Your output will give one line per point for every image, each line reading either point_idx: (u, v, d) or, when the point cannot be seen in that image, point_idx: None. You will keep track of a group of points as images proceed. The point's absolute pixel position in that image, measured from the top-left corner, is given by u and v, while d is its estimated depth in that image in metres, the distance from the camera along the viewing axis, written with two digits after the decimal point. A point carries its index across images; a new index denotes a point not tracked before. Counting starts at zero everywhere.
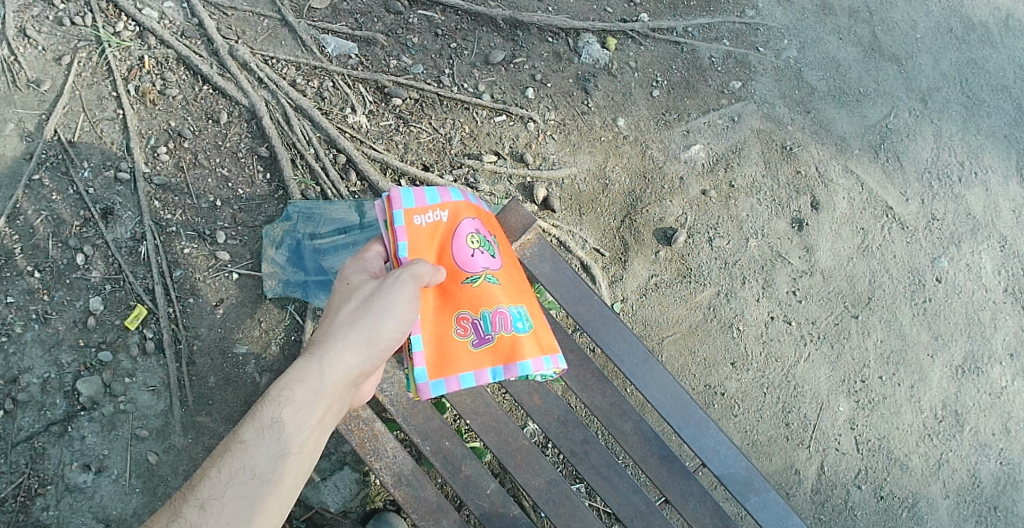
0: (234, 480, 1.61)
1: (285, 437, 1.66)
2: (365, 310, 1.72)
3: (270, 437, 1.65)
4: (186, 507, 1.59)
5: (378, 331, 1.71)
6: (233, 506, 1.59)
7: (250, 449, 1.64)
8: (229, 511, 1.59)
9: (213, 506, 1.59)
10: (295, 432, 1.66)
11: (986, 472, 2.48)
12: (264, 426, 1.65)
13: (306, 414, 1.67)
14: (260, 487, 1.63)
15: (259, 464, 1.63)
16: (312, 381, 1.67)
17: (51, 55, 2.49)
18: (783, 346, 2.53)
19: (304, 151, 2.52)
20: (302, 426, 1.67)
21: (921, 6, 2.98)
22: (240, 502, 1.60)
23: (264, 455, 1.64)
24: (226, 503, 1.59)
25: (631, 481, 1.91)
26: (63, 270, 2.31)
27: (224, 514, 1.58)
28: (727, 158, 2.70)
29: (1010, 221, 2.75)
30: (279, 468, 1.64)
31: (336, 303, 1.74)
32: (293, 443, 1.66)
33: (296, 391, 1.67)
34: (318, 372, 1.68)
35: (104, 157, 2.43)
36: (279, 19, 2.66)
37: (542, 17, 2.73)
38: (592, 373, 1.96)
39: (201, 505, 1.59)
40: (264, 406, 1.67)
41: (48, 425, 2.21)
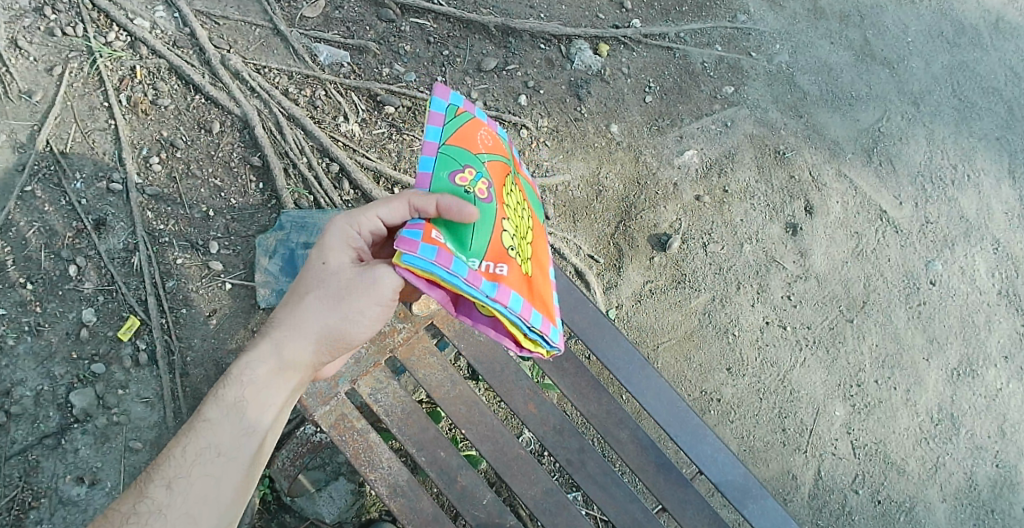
0: (199, 459, 1.67)
1: (248, 417, 1.71)
2: (332, 301, 1.71)
3: (235, 417, 1.70)
4: (151, 486, 1.64)
5: (350, 321, 1.72)
6: (199, 485, 1.65)
7: (214, 428, 1.69)
8: (195, 490, 1.65)
9: (179, 485, 1.65)
10: (259, 413, 1.72)
11: (983, 475, 2.48)
12: (227, 407, 1.70)
13: (267, 396, 1.72)
14: (226, 466, 1.68)
15: (224, 443, 1.69)
16: (279, 364, 1.71)
17: (43, 66, 2.48)
18: (779, 350, 2.53)
19: (297, 160, 2.51)
20: (264, 407, 1.72)
21: (911, 11, 2.99)
22: (206, 480, 1.66)
23: (229, 435, 1.69)
24: (192, 482, 1.65)
25: (628, 490, 1.89)
26: (56, 282, 2.30)
27: (191, 493, 1.64)
28: (720, 163, 2.70)
29: (1003, 224, 2.76)
30: (243, 447, 1.70)
31: (314, 282, 1.72)
32: (255, 424, 1.72)
33: (258, 373, 1.71)
34: (287, 356, 1.71)
35: (97, 168, 2.42)
36: (271, 28, 2.66)
37: (535, 24, 2.74)
38: (587, 381, 1.95)
39: (167, 484, 1.64)
40: (227, 387, 1.71)
41: (42, 437, 2.19)
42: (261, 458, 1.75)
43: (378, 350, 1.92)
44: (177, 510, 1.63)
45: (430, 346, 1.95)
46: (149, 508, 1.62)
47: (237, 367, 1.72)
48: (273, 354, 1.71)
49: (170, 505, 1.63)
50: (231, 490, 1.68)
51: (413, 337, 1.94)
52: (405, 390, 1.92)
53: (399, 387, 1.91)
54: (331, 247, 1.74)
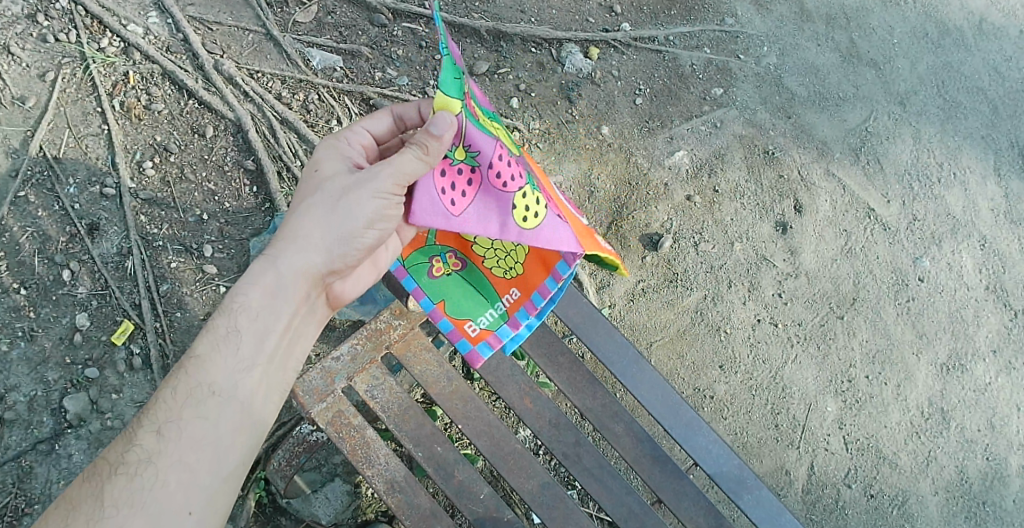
0: (191, 398, 1.68)
1: (243, 347, 1.72)
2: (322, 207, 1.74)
3: (227, 346, 1.72)
4: (142, 434, 1.65)
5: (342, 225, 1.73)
6: (190, 429, 1.66)
7: (205, 364, 1.70)
8: (187, 434, 1.65)
9: (170, 431, 1.65)
10: (251, 338, 1.73)
11: (973, 468, 2.50)
12: (217, 340, 1.72)
13: (263, 321, 1.74)
14: (220, 402, 1.69)
15: (217, 380, 1.70)
16: (269, 281, 1.74)
17: (36, 72, 2.49)
18: (771, 348, 2.56)
19: (290, 163, 2.52)
20: (262, 333, 1.74)
21: (896, 13, 3.04)
22: (198, 421, 1.66)
23: (221, 371, 1.70)
24: (183, 426, 1.65)
25: (624, 483, 1.91)
26: (50, 287, 2.30)
27: (183, 439, 1.65)
28: (710, 164, 2.73)
29: (989, 221, 2.79)
30: (238, 378, 1.71)
31: (302, 197, 1.78)
32: (252, 353, 1.73)
33: (252, 296, 1.73)
34: (276, 271, 1.74)
35: (90, 174, 2.42)
36: (264, 33, 2.68)
37: (525, 28, 2.77)
38: (583, 375, 1.97)
39: (157, 431, 1.65)
40: (218, 319, 1.73)
41: (36, 443, 2.19)
42: (264, 388, 1.74)
43: (374, 347, 1.93)
44: (169, 457, 1.63)
45: (426, 342, 1.97)
46: (139, 457, 1.63)
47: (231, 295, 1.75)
48: (266, 272, 1.74)
49: (162, 453, 1.63)
50: (228, 427, 1.69)
51: (409, 334, 1.96)
52: (401, 386, 1.93)
53: (396, 383, 1.93)
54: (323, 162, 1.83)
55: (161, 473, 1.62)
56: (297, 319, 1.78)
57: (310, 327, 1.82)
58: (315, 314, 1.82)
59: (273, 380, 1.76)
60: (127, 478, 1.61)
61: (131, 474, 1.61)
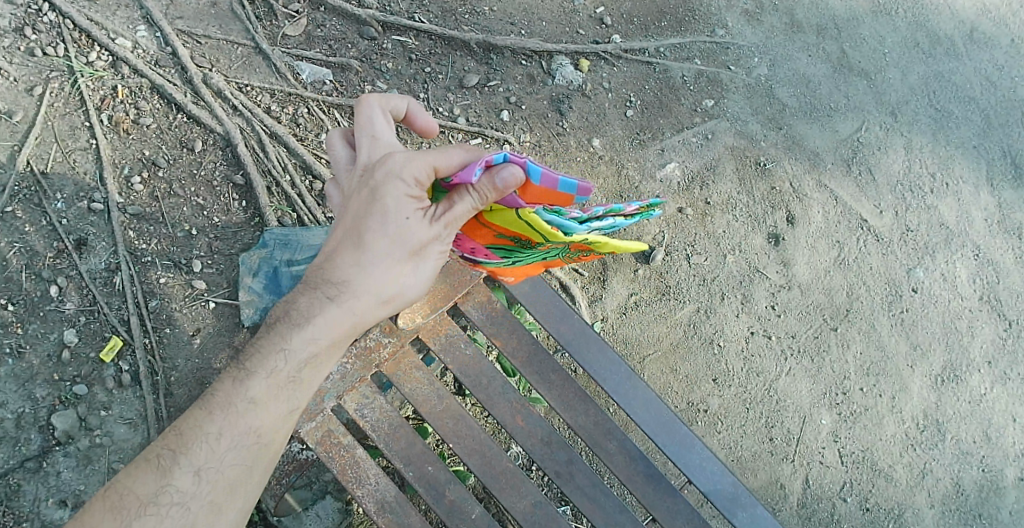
0: (233, 444, 1.74)
1: (293, 393, 1.78)
2: (396, 267, 1.75)
3: (278, 393, 1.77)
4: (178, 471, 1.72)
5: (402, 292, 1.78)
6: (229, 474, 1.73)
7: (252, 409, 1.76)
8: (225, 478, 1.73)
9: (208, 474, 1.72)
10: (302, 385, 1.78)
11: (970, 480, 2.49)
12: (271, 385, 1.77)
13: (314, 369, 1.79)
14: (259, 450, 1.76)
15: (263, 425, 1.76)
16: (323, 331, 1.77)
17: (23, 86, 2.47)
18: (764, 361, 2.54)
19: (280, 178, 2.51)
20: (313, 375, 1.79)
21: (887, 22, 3.04)
22: (236, 468, 1.74)
23: (268, 416, 1.76)
24: (222, 470, 1.73)
25: (618, 501, 1.89)
26: (37, 303, 2.28)
27: (220, 483, 1.73)
28: (702, 176, 2.72)
29: (982, 230, 2.79)
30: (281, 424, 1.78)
31: (377, 237, 1.74)
32: (298, 399, 1.79)
33: (315, 338, 1.77)
34: (333, 321, 1.77)
35: (78, 188, 2.40)
36: (253, 46, 2.66)
37: (516, 41, 2.76)
38: (574, 393, 1.94)
39: (195, 471, 1.72)
40: (278, 361, 1.77)
41: (23, 461, 2.16)
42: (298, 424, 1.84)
43: (364, 366, 1.91)
44: (202, 500, 1.72)
45: (416, 360, 1.94)
46: (174, 498, 1.70)
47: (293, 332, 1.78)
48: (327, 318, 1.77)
49: (196, 494, 1.72)
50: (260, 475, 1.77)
51: (398, 352, 1.93)
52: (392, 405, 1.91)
53: (386, 402, 1.90)
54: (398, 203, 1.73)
55: (194, 515, 1.71)
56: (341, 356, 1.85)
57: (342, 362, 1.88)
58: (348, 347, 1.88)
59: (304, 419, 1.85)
60: (157, 518, 1.69)
61: (162, 515, 1.69)
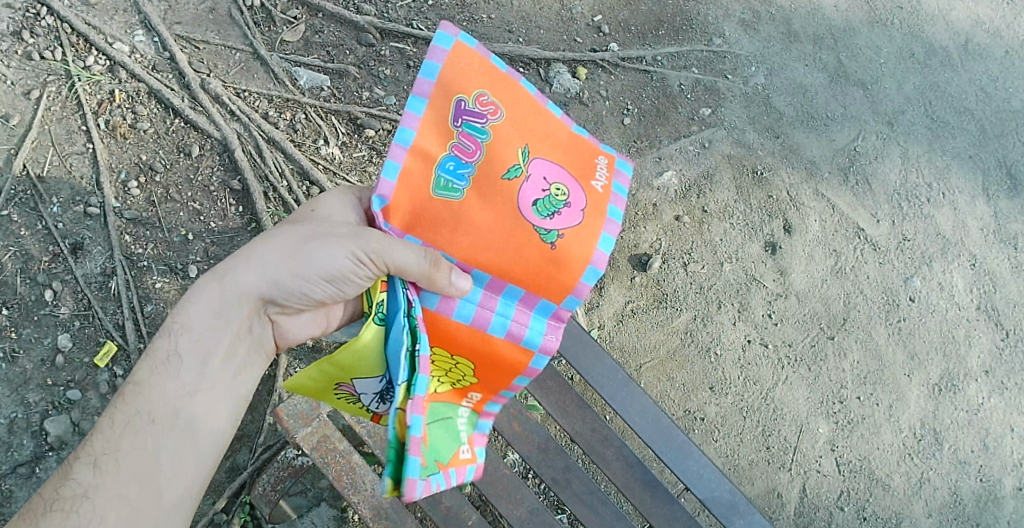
0: (130, 429, 1.62)
1: (183, 376, 1.66)
2: (302, 246, 1.66)
3: (167, 373, 1.66)
4: (78, 465, 1.60)
5: (318, 263, 1.64)
6: (127, 461, 1.60)
7: (146, 391, 1.64)
8: (127, 466, 1.60)
9: (107, 464, 1.59)
10: (189, 370, 1.67)
11: (967, 490, 2.48)
12: (159, 364, 1.66)
13: (206, 347, 1.68)
14: (161, 431, 1.63)
15: (157, 409, 1.64)
16: (216, 305, 1.69)
17: (20, 89, 2.47)
18: (761, 369, 2.54)
19: (276, 184, 2.50)
20: (203, 360, 1.68)
21: (883, 33, 3.06)
22: (139, 453, 1.61)
23: (163, 399, 1.64)
24: (122, 459, 1.60)
25: (615, 509, 1.87)
26: (31, 307, 2.26)
27: (122, 473, 1.59)
28: (699, 185, 2.72)
29: (978, 240, 2.79)
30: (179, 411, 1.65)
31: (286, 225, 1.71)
32: (193, 380, 1.67)
33: (198, 317, 1.68)
34: (229, 294, 1.69)
35: (73, 192, 2.39)
36: (251, 52, 2.66)
37: (513, 48, 2.77)
38: (571, 399, 1.94)
39: (94, 462, 1.59)
40: (161, 341, 1.67)
41: (16, 466, 2.14)
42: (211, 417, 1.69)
43: None
44: (107, 491, 1.57)
45: None
46: (75, 491, 1.57)
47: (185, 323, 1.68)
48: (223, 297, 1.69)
49: (98, 487, 1.57)
50: (174, 459, 1.63)
51: None
52: None
53: None
54: (326, 204, 1.77)
55: (100, 510, 1.56)
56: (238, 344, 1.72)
57: (252, 361, 1.75)
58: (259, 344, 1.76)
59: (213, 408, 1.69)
60: (63, 515, 1.54)
61: (67, 511, 1.55)
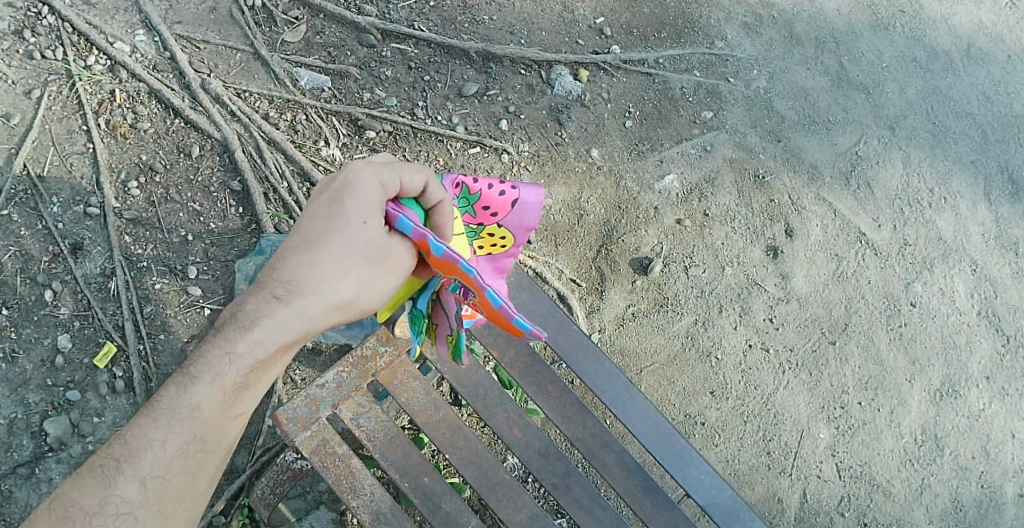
0: (180, 451, 1.59)
1: (240, 401, 1.62)
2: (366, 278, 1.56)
3: (224, 400, 1.60)
4: (122, 481, 1.56)
5: (377, 297, 1.59)
6: (176, 482, 1.58)
7: (198, 414, 1.59)
8: (174, 487, 1.58)
9: (153, 483, 1.57)
10: (247, 394, 1.62)
11: (968, 496, 2.47)
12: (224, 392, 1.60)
13: (262, 374, 1.61)
14: (207, 455, 1.62)
15: (211, 432, 1.62)
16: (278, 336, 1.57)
17: (21, 89, 2.46)
18: (762, 374, 2.53)
19: (277, 185, 2.49)
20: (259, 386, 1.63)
21: (885, 37, 3.05)
22: (186, 475, 1.59)
23: (216, 422, 1.61)
24: (170, 480, 1.58)
25: (615, 515, 1.87)
26: (30, 307, 2.25)
27: (169, 493, 1.59)
28: (701, 188, 2.71)
29: (980, 245, 2.79)
30: (227, 434, 1.64)
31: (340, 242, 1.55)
32: (246, 405, 1.64)
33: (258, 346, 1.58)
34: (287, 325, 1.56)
35: (74, 192, 2.38)
36: (252, 52, 2.66)
37: (515, 50, 2.76)
38: (572, 404, 1.93)
39: (140, 481, 1.56)
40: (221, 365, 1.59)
41: (15, 467, 2.13)
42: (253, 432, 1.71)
43: (360, 374, 1.89)
44: (151, 509, 1.57)
45: (413, 370, 1.93)
46: (119, 508, 1.55)
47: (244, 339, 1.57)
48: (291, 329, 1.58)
49: (143, 505, 1.56)
50: (215, 478, 1.65)
51: (395, 361, 1.92)
52: (388, 415, 1.89)
53: (382, 412, 1.88)
54: (369, 208, 1.56)
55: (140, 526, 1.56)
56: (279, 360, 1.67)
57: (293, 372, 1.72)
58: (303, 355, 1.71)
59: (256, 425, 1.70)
60: None
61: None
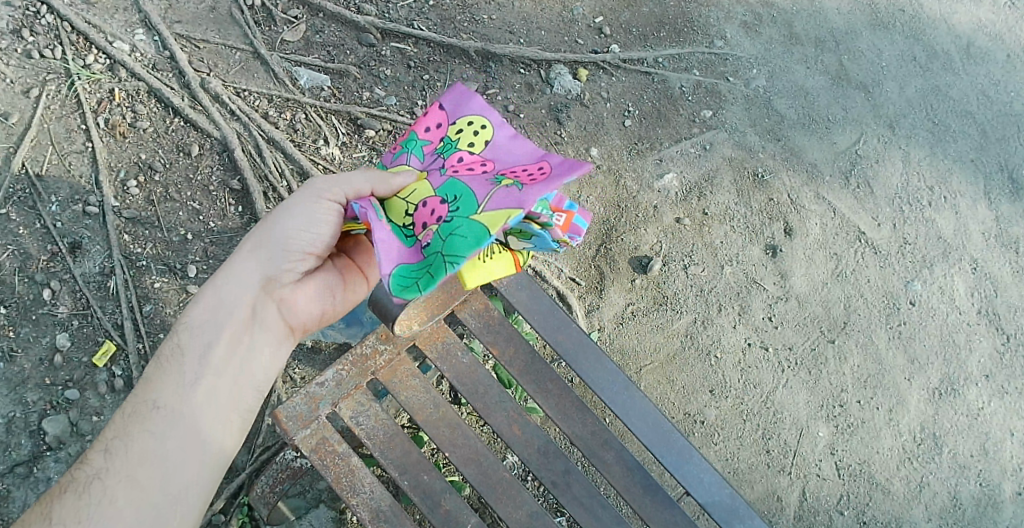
0: (137, 416, 1.72)
1: (188, 362, 1.77)
2: (273, 224, 1.79)
3: (173, 363, 1.77)
4: (93, 453, 1.71)
5: (289, 237, 1.78)
6: (135, 445, 1.69)
7: (155, 382, 1.76)
8: (134, 449, 1.69)
9: (117, 448, 1.70)
10: (196, 355, 1.77)
11: (967, 494, 2.47)
12: (163, 359, 1.78)
13: (206, 335, 1.79)
14: (165, 418, 1.72)
15: (164, 396, 1.74)
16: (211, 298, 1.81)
17: (20, 88, 2.46)
18: (761, 372, 2.53)
19: (276, 184, 2.49)
20: (206, 346, 1.78)
21: (884, 36, 3.05)
22: (145, 437, 1.70)
23: (168, 386, 1.75)
24: (130, 444, 1.69)
25: (615, 513, 1.87)
26: (29, 306, 2.25)
27: (130, 455, 1.69)
28: (700, 187, 2.71)
29: (979, 243, 2.79)
30: (185, 396, 1.75)
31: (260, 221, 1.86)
32: (197, 366, 1.77)
33: (198, 312, 1.81)
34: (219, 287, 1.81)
35: (73, 191, 2.39)
36: (252, 52, 2.66)
37: (514, 49, 2.76)
38: (571, 401, 1.93)
39: (106, 449, 1.70)
40: (168, 339, 1.80)
41: (13, 466, 2.12)
42: (222, 401, 1.78)
43: (360, 372, 1.89)
44: (115, 474, 1.67)
45: (412, 368, 1.93)
46: (89, 474, 1.68)
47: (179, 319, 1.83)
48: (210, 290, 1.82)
49: (109, 469, 1.68)
50: (177, 441, 1.71)
51: (394, 360, 1.92)
52: (387, 412, 1.89)
53: (381, 409, 1.88)
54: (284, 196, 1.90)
55: (110, 489, 1.66)
56: (242, 334, 1.81)
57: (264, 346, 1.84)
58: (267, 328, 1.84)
59: (223, 393, 1.78)
60: (75, 496, 1.65)
61: (79, 492, 1.65)
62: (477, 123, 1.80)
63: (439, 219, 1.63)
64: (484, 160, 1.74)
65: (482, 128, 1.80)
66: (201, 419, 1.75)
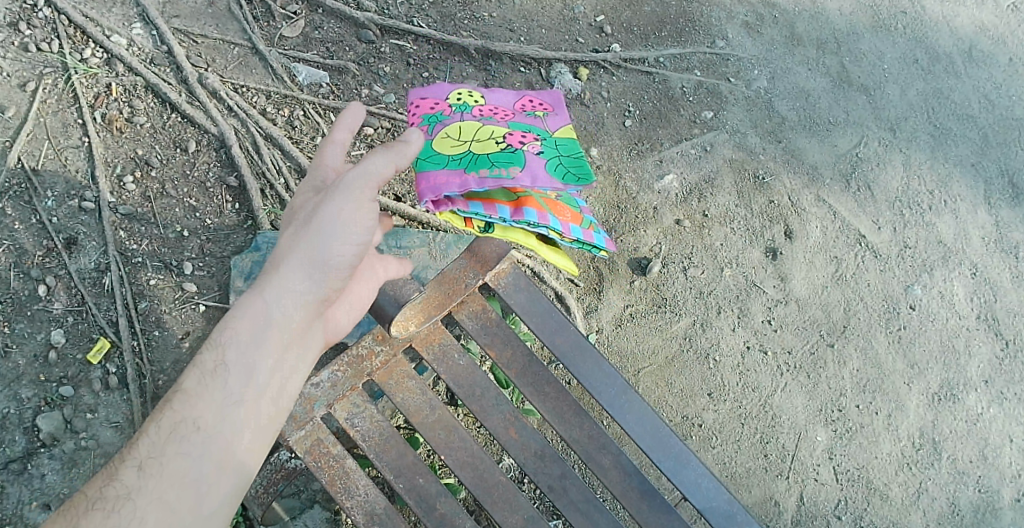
0: (175, 436, 1.69)
1: (230, 380, 1.74)
2: (319, 230, 1.72)
3: (214, 381, 1.73)
4: (122, 470, 1.67)
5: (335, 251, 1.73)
6: (169, 465, 1.68)
7: (194, 399, 1.72)
8: (168, 471, 1.67)
9: (150, 467, 1.67)
10: (238, 375, 1.74)
11: (966, 500, 2.45)
12: (203, 373, 1.73)
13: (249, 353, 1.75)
14: (204, 439, 1.70)
15: (203, 416, 1.72)
16: (255, 310, 1.75)
17: (16, 81, 2.44)
18: (760, 376, 2.52)
19: (274, 181, 2.47)
20: (248, 366, 1.74)
21: (886, 38, 3.04)
22: (180, 459, 1.68)
23: (208, 405, 1.72)
24: (164, 463, 1.68)
25: (612, 518, 1.85)
26: (24, 302, 2.23)
27: (163, 476, 1.67)
28: (700, 188, 2.70)
29: (980, 248, 2.77)
30: (224, 417, 1.72)
31: (298, 215, 1.78)
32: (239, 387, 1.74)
33: (240, 325, 1.75)
34: (263, 299, 1.75)
35: (69, 186, 2.36)
36: (250, 47, 2.63)
37: (515, 47, 2.74)
38: (569, 405, 1.91)
39: (138, 466, 1.67)
40: (206, 352, 1.74)
41: (8, 462, 2.10)
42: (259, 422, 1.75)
43: (355, 374, 1.88)
44: (147, 495, 1.65)
45: (408, 370, 1.91)
46: (117, 493, 1.65)
47: (217, 328, 1.77)
48: (256, 298, 1.75)
49: (140, 489, 1.65)
50: (213, 462, 1.70)
51: (390, 362, 1.91)
52: (382, 415, 1.88)
53: (376, 411, 1.87)
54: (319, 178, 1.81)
55: (140, 510, 1.64)
56: (284, 347, 1.78)
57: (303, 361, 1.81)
58: (308, 342, 1.82)
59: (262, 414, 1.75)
60: (104, 515, 1.62)
61: (107, 511, 1.63)
62: (459, 91, 2.10)
63: (532, 138, 1.99)
64: (491, 107, 2.08)
65: (470, 91, 2.11)
66: (238, 441, 1.73)
